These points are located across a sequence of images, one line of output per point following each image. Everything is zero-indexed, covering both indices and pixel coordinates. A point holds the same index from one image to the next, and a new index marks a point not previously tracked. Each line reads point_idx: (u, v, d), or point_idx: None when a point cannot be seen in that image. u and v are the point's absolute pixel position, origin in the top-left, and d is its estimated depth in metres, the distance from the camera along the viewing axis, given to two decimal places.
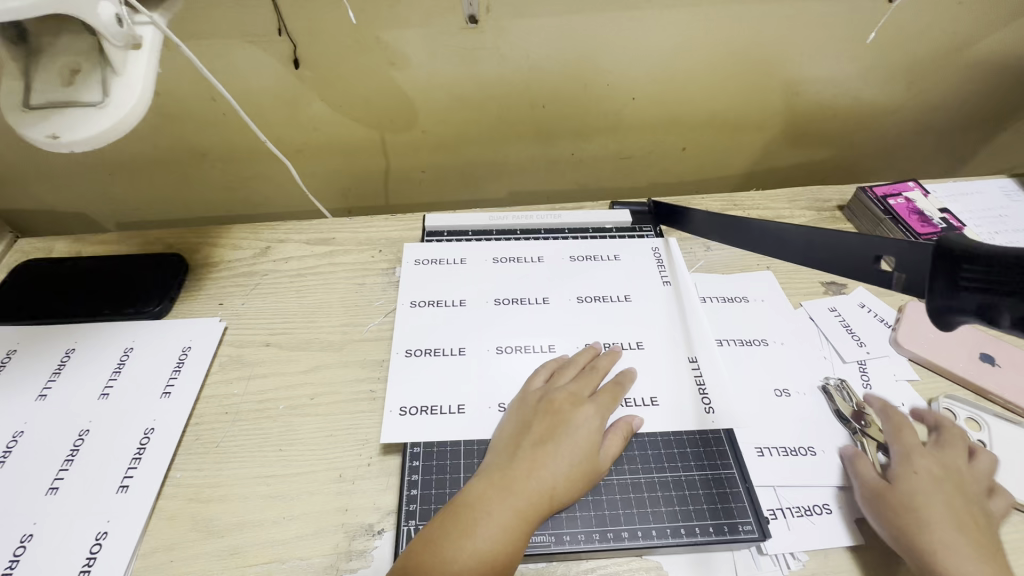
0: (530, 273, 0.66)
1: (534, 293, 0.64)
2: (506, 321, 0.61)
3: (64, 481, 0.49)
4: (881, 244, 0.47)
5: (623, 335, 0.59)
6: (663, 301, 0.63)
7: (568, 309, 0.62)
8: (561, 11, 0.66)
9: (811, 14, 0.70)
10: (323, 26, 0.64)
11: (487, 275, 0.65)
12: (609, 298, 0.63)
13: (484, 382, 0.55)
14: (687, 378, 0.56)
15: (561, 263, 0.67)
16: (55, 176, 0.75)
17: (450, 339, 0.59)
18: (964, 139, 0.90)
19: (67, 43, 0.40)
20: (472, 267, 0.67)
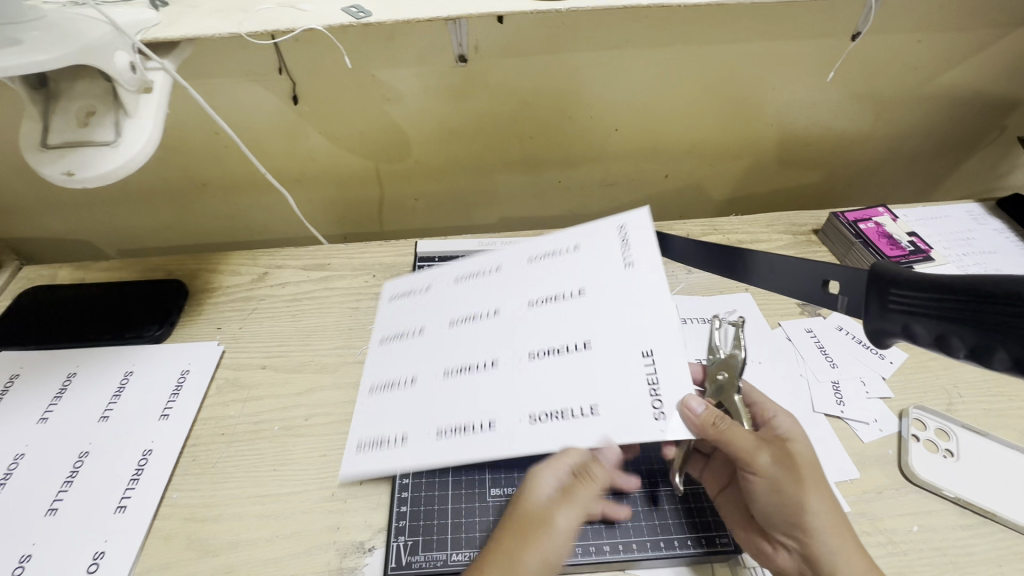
0: (483, 288, 0.59)
1: (487, 306, 0.57)
2: (456, 343, 0.55)
3: (63, 502, 0.50)
4: (827, 269, 0.50)
5: (569, 338, 0.50)
6: (627, 301, 0.50)
7: (516, 314, 0.55)
8: (544, 50, 0.70)
9: (779, 51, 0.75)
10: (322, 64, 0.68)
11: (449, 297, 0.61)
12: (564, 301, 0.53)
13: (432, 408, 0.51)
14: (629, 373, 0.46)
15: (517, 268, 0.59)
16: (60, 205, 0.78)
17: (405, 361, 0.55)
18: (934, 166, 0.95)
19: (83, 88, 0.43)
20: (433, 292, 0.62)
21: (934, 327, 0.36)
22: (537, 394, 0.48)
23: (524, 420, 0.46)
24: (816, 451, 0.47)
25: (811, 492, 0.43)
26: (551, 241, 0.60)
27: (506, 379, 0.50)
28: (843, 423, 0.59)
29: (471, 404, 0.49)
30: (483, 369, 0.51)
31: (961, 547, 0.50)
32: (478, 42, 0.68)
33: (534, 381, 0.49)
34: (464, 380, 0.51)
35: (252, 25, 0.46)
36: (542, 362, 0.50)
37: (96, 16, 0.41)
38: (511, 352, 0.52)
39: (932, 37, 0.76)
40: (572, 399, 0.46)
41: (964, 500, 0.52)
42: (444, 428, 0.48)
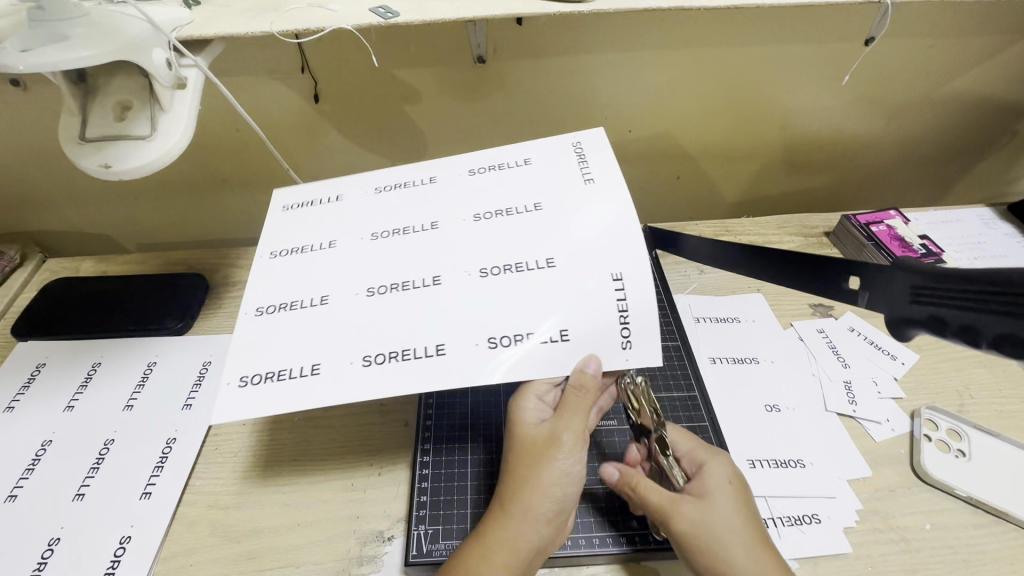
0: (422, 198, 0.55)
1: (413, 222, 0.52)
2: (383, 265, 0.50)
3: (90, 488, 0.51)
4: (847, 265, 0.49)
5: (527, 257, 0.47)
6: (588, 217, 0.50)
7: (467, 230, 0.51)
8: (560, 51, 0.71)
9: (792, 55, 0.76)
10: (342, 62, 0.69)
11: (374, 203, 0.56)
12: (512, 213, 0.51)
13: (365, 339, 0.45)
14: (597, 284, 0.46)
15: (443, 187, 0.55)
16: (84, 200, 0.79)
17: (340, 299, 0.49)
18: (945, 171, 0.95)
19: (119, 83, 0.44)
20: (355, 202, 0.56)
21: (957, 317, 0.37)
22: (489, 316, 0.45)
23: (479, 345, 0.43)
24: (746, 501, 0.46)
25: (732, 550, 0.43)
26: (494, 156, 0.57)
27: (457, 297, 0.46)
28: (856, 422, 0.60)
29: (409, 332, 0.45)
30: (427, 292, 0.47)
31: (973, 546, 0.50)
32: (496, 44, 0.69)
33: (491, 299, 0.46)
34: (391, 295, 0.47)
35: (283, 24, 0.47)
36: (494, 279, 0.47)
37: (135, 14, 0.43)
38: (463, 268, 0.48)
39: (945, 43, 0.77)
40: (546, 320, 0.44)
41: (977, 499, 0.53)
42: (372, 355, 0.44)
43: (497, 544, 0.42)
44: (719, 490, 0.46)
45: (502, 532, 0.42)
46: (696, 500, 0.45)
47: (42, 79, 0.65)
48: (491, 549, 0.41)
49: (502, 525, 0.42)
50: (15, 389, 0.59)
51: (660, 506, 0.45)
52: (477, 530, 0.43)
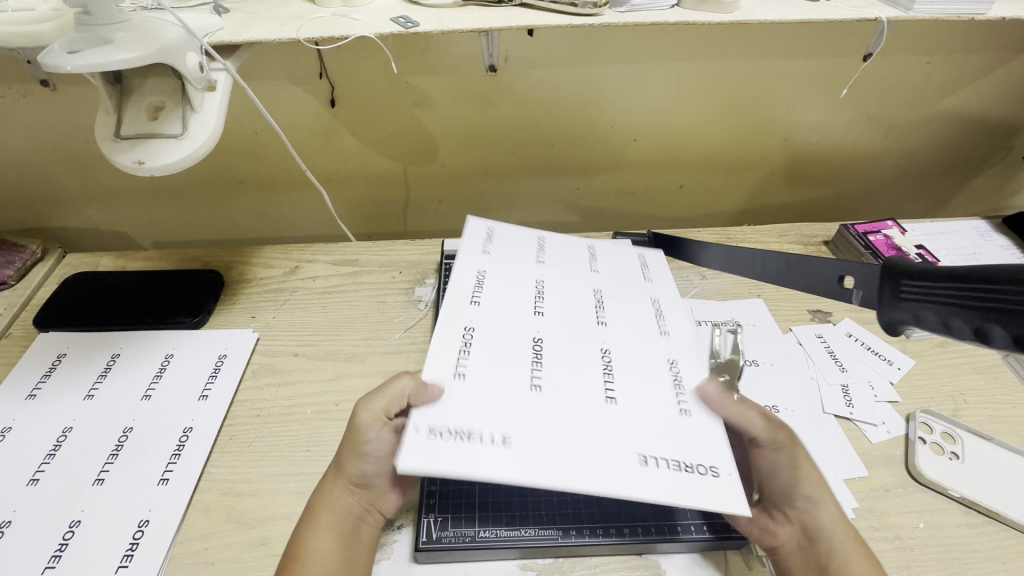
0: (549, 297, 0.57)
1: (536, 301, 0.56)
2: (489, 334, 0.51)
3: (110, 473, 0.53)
4: (844, 266, 0.57)
5: (593, 403, 0.47)
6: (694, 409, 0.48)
7: (566, 349, 0.51)
8: (570, 62, 0.74)
9: (793, 70, 0.79)
10: (361, 69, 0.72)
11: (523, 274, 0.60)
12: (622, 355, 0.52)
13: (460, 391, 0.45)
14: (689, 484, 0.42)
15: (575, 300, 0.58)
16: (103, 198, 0.82)
17: (451, 350, 0.49)
18: (942, 184, 0.98)
19: (153, 85, 0.47)
20: (493, 258, 0.61)
21: (944, 313, 0.38)
22: (534, 433, 0.43)
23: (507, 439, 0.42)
24: (821, 470, 0.49)
25: (815, 482, 0.48)
26: (628, 292, 0.60)
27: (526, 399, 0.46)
28: (852, 424, 0.61)
29: (472, 408, 0.44)
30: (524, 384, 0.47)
31: (966, 544, 0.52)
32: (508, 54, 0.72)
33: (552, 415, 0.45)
34: (481, 371, 0.47)
35: (309, 31, 0.50)
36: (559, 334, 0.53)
37: (172, 20, 0.45)
38: (545, 365, 0.49)
39: (941, 60, 0.80)
40: (617, 450, 0.43)
41: (969, 500, 0.55)
42: (439, 426, 0.42)
43: (320, 509, 0.47)
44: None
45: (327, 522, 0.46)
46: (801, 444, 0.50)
47: (71, 80, 0.68)
48: (323, 515, 0.46)
49: (322, 491, 0.48)
50: (36, 377, 0.61)
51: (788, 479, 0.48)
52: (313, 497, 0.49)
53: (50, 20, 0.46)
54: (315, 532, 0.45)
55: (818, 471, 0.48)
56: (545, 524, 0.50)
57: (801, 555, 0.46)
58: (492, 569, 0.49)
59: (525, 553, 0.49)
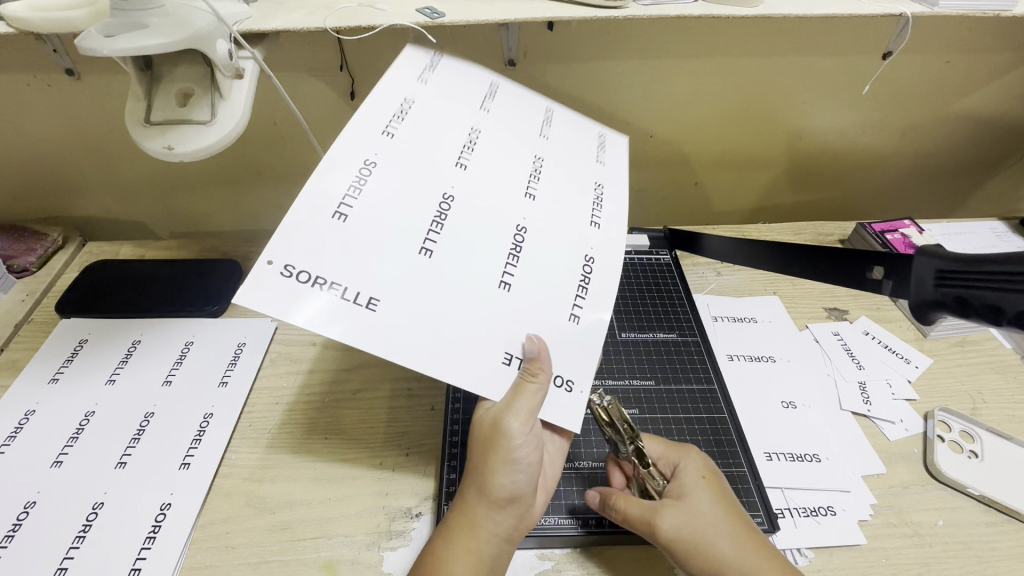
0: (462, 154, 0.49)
1: (468, 141, 0.51)
2: (371, 194, 0.44)
3: (132, 456, 0.54)
4: (876, 256, 0.56)
5: (479, 268, 0.45)
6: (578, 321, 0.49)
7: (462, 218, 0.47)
8: (589, 57, 0.74)
9: (811, 67, 0.78)
10: (379, 61, 0.72)
11: (456, 121, 0.51)
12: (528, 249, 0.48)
13: (354, 262, 0.41)
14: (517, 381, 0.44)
15: (501, 144, 0.53)
16: (123, 188, 0.82)
17: (340, 183, 0.43)
18: (958, 185, 0.97)
19: (182, 72, 0.47)
20: (430, 94, 0.52)
21: (989, 298, 0.39)
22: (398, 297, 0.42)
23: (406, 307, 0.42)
24: (723, 490, 0.49)
25: (705, 507, 0.47)
26: (568, 146, 0.58)
27: (399, 253, 0.43)
28: (870, 421, 0.61)
29: (347, 260, 0.41)
30: (411, 246, 0.43)
31: (985, 542, 0.52)
32: (527, 48, 0.72)
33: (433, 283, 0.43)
34: (378, 218, 0.43)
35: (336, 20, 0.50)
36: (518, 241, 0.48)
37: (203, 8, 0.46)
38: (449, 227, 0.45)
39: (961, 59, 0.79)
40: (489, 344, 0.44)
41: (989, 498, 0.54)
42: (302, 266, 0.40)
43: (459, 529, 0.44)
44: (695, 487, 0.48)
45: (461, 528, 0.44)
46: (676, 501, 0.47)
47: (95, 69, 0.68)
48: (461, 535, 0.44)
49: (461, 512, 0.45)
50: (59, 362, 0.62)
51: (643, 518, 0.46)
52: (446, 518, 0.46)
53: (82, 6, 0.46)
54: (453, 554, 0.43)
55: (721, 496, 0.48)
56: (563, 514, 0.50)
57: None
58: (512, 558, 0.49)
59: (544, 542, 0.50)
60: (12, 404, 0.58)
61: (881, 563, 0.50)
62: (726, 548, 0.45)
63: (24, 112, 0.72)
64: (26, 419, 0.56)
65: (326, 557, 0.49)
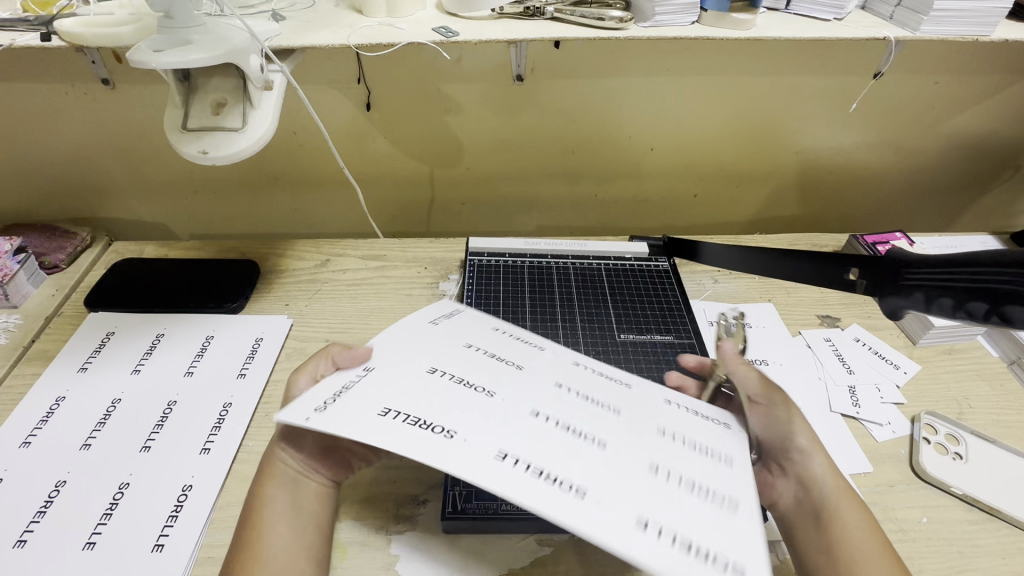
0: (585, 376, 0.50)
1: (610, 377, 0.51)
2: (496, 345, 0.52)
3: (155, 441, 0.57)
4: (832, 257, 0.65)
5: (517, 417, 0.42)
6: (558, 510, 0.35)
7: (535, 384, 0.47)
8: (593, 74, 0.78)
9: (804, 86, 0.82)
10: (395, 78, 0.77)
11: (563, 368, 0.50)
12: (567, 450, 0.40)
13: (405, 367, 0.46)
14: (426, 447, 0.38)
15: (624, 394, 0.48)
16: (148, 191, 0.87)
17: (468, 318, 0.56)
18: (951, 200, 1.00)
19: (217, 83, 0.51)
20: (577, 373, 0.50)
21: None
22: (388, 387, 0.44)
23: (394, 415, 0.40)
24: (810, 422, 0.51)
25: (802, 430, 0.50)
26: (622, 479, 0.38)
27: (466, 371, 0.46)
28: (859, 422, 0.64)
29: (425, 344, 0.50)
30: (459, 338, 0.51)
31: (968, 539, 0.54)
32: (535, 64, 0.77)
33: (448, 404, 0.42)
34: (454, 324, 0.54)
35: (358, 38, 0.55)
36: (485, 392, 0.44)
37: (239, 26, 0.50)
38: (478, 353, 0.50)
39: (949, 80, 0.83)
40: (409, 363, 0.46)
41: (971, 497, 0.57)
42: (445, 314, 0.55)
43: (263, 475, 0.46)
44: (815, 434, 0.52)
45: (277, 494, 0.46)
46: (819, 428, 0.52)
47: (129, 80, 0.73)
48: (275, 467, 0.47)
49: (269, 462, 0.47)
50: (87, 352, 0.65)
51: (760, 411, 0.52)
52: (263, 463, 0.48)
53: (130, 23, 0.51)
54: (266, 509, 0.45)
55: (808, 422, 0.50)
56: None
57: (795, 511, 0.48)
58: (514, 541, 0.52)
59: (544, 528, 0.52)
60: (43, 391, 0.61)
61: None
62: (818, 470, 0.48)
63: (60, 118, 0.77)
64: (56, 405, 0.60)
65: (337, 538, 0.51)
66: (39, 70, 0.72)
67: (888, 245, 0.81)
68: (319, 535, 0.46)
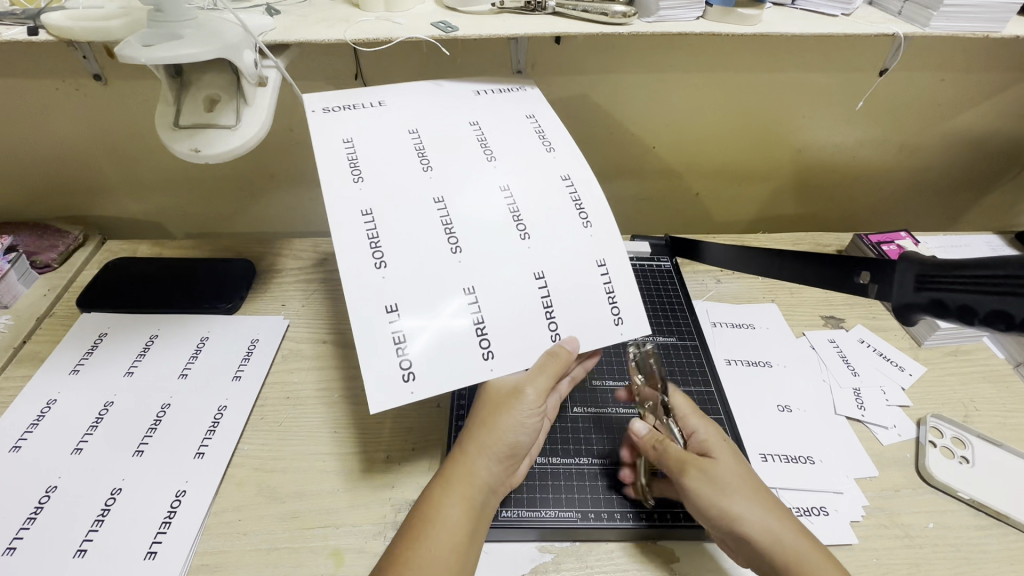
0: (557, 196, 0.54)
1: (577, 210, 0.54)
2: (499, 131, 0.58)
3: (148, 445, 0.56)
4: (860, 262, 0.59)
5: (418, 198, 0.52)
6: (367, 306, 0.47)
7: (483, 181, 0.54)
8: (595, 70, 0.77)
9: (810, 82, 0.81)
10: (391, 73, 0.75)
11: (505, 165, 0.55)
12: (432, 248, 0.50)
13: (344, 199, 0.51)
14: (387, 366, 0.46)
15: (576, 232, 0.53)
16: (142, 188, 0.85)
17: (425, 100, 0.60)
18: (955, 199, 0.99)
19: (210, 79, 0.50)
20: (507, 160, 0.56)
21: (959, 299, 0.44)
22: (372, 128, 0.56)
23: (355, 180, 0.52)
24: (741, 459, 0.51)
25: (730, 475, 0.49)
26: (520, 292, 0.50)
27: (435, 140, 0.56)
28: (864, 426, 0.63)
29: (459, 107, 0.60)
30: (415, 165, 0.54)
31: (975, 545, 0.53)
32: (535, 60, 0.75)
33: (383, 161, 0.53)
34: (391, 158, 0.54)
35: (354, 33, 0.54)
36: (428, 215, 0.51)
37: (231, 21, 0.49)
38: (429, 161, 0.55)
39: (955, 77, 0.82)
40: (349, 206, 0.51)
41: (979, 502, 0.56)
42: (329, 108, 0.57)
43: (455, 479, 0.46)
44: (723, 447, 0.51)
45: (460, 469, 0.47)
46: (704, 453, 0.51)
47: (122, 75, 0.72)
48: (486, 444, 0.48)
49: (458, 462, 0.47)
50: (79, 354, 0.64)
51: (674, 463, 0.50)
52: (440, 470, 0.48)
53: (119, 17, 0.50)
54: (447, 500, 0.45)
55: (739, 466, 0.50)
56: (564, 508, 0.52)
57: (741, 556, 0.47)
58: (514, 549, 0.51)
59: (545, 535, 0.51)
60: (35, 393, 0.60)
61: (871, 563, 0.51)
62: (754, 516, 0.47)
63: (51, 115, 0.75)
64: (47, 408, 0.59)
65: (334, 545, 0.50)
66: (29, 66, 0.70)
67: (893, 245, 0.80)
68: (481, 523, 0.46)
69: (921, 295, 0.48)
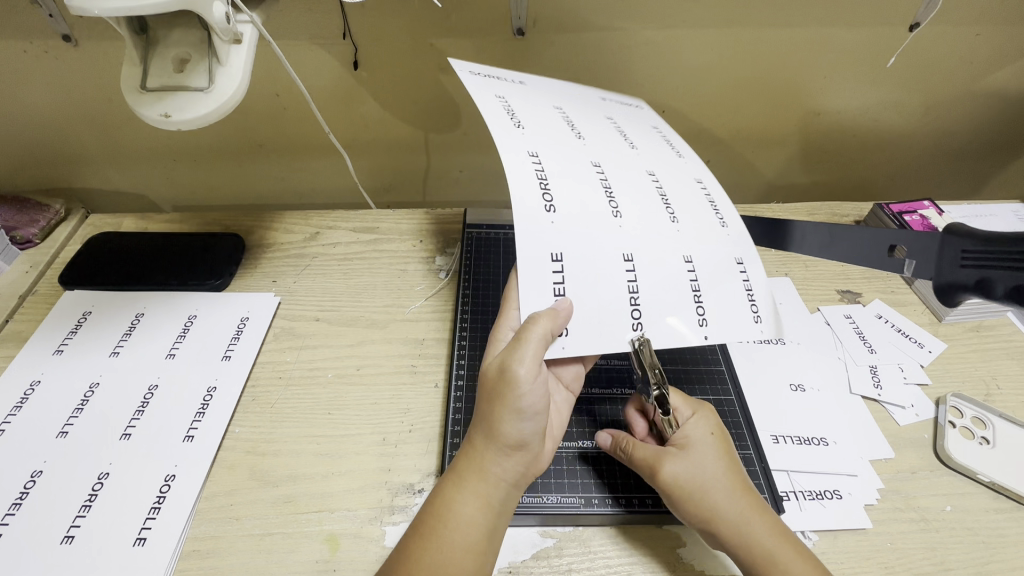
0: (693, 192, 0.54)
1: (713, 209, 0.53)
2: (634, 129, 0.60)
3: (136, 428, 0.54)
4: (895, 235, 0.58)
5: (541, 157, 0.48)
6: (532, 248, 0.45)
7: (633, 165, 0.54)
8: (603, 26, 0.71)
9: (836, 39, 0.75)
10: (385, 33, 0.70)
11: (645, 156, 0.56)
12: (594, 208, 0.48)
13: (507, 138, 0.48)
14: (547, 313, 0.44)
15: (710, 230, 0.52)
16: (126, 159, 0.81)
17: (557, 91, 0.61)
18: (981, 165, 0.94)
19: (177, 36, 0.46)
20: (646, 153, 0.56)
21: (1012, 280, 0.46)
22: (525, 96, 0.56)
23: (516, 126, 0.51)
24: (728, 450, 0.49)
25: (712, 465, 0.48)
26: (667, 267, 0.48)
27: (581, 120, 0.57)
28: (880, 405, 0.60)
29: (592, 103, 0.63)
30: (568, 133, 0.53)
31: (994, 529, 0.51)
32: (537, 16, 0.70)
33: (538, 120, 0.53)
34: (540, 125, 0.52)
35: None
36: (591, 173, 0.50)
37: None
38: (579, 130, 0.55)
39: (994, 32, 0.75)
40: (513, 148, 0.48)
41: (999, 485, 0.53)
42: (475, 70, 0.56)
43: (468, 474, 0.44)
44: (701, 442, 0.49)
45: (471, 464, 0.44)
46: (680, 452, 0.48)
47: (93, 36, 0.67)
48: (495, 435, 0.44)
49: (470, 457, 0.44)
50: (64, 333, 0.62)
51: (646, 462, 0.48)
52: (452, 465, 0.46)
53: None
54: (462, 496, 0.43)
55: (726, 455, 0.49)
56: (567, 493, 0.50)
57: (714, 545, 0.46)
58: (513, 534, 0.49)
59: (547, 520, 0.49)
60: (19, 375, 0.58)
61: (887, 548, 0.49)
62: (732, 507, 0.45)
63: (20, 80, 0.70)
64: (31, 390, 0.57)
65: (329, 530, 0.49)
66: None
67: (916, 215, 0.75)
68: (500, 519, 0.44)
69: (967, 272, 0.51)
